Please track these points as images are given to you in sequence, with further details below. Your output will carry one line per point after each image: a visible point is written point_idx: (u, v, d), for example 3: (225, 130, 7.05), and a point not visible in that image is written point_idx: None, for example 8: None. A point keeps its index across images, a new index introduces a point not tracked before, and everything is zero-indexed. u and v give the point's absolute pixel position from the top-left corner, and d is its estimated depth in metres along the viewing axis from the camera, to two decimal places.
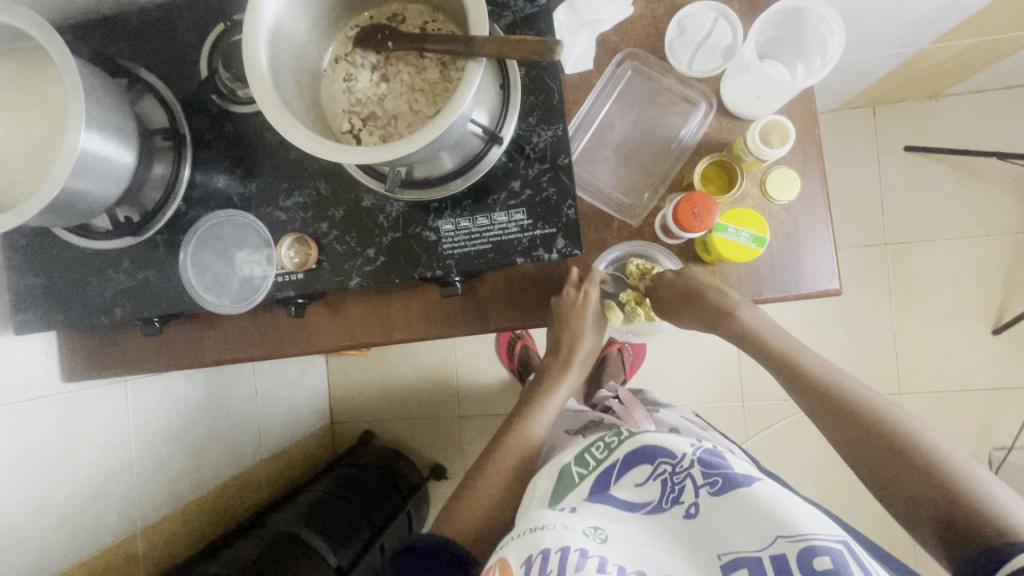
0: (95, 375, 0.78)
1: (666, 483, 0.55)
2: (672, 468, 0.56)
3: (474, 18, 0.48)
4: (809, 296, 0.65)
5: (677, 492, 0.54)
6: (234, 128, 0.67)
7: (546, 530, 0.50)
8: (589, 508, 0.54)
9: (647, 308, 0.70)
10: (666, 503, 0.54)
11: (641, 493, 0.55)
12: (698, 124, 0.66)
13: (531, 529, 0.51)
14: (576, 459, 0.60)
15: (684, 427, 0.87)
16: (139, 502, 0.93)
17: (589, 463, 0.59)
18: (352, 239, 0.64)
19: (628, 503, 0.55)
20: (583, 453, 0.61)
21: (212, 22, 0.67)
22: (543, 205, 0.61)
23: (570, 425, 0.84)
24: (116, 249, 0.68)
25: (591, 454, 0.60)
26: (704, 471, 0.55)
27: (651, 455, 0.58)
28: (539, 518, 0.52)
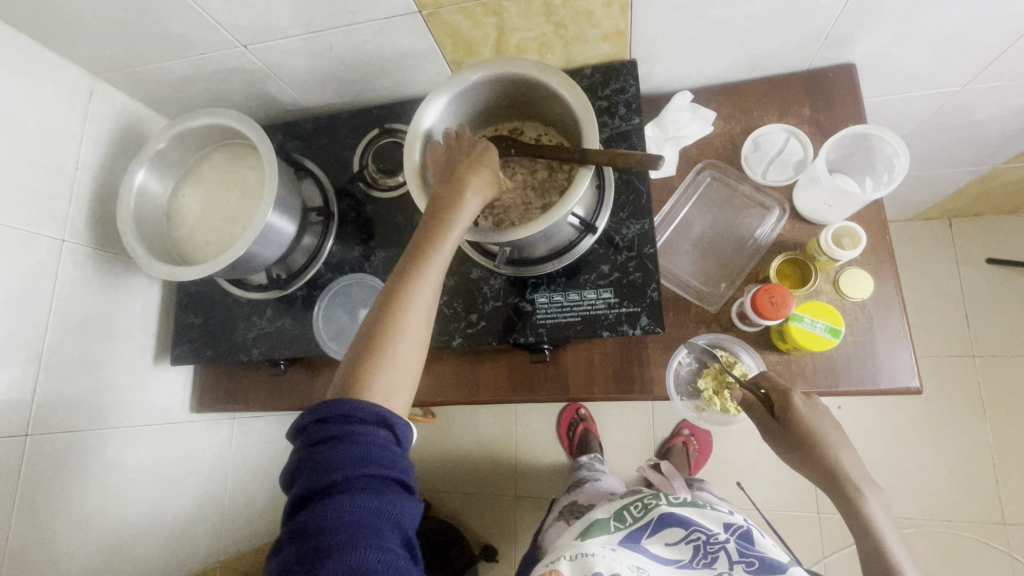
0: (220, 408, 0.90)
1: (699, 549, 0.64)
2: (706, 537, 0.65)
3: (589, 132, 0.59)
4: (888, 392, 0.67)
5: (710, 559, 0.63)
6: (372, 209, 0.82)
7: (596, 557, 0.61)
8: (626, 550, 0.64)
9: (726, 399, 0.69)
10: (697, 564, 0.63)
11: (675, 554, 0.65)
12: (772, 225, 0.74)
13: (580, 554, 0.62)
14: (615, 514, 0.72)
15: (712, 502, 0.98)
16: (222, 535, 1.00)
17: (627, 520, 0.70)
18: (458, 304, 0.74)
19: (662, 556, 0.65)
20: (622, 510, 0.72)
21: (366, 128, 0.85)
22: (629, 286, 0.69)
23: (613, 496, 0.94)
24: (263, 299, 0.82)
25: (629, 511, 0.71)
26: (740, 550, 0.62)
27: (685, 522, 0.67)
28: (587, 548, 0.63)
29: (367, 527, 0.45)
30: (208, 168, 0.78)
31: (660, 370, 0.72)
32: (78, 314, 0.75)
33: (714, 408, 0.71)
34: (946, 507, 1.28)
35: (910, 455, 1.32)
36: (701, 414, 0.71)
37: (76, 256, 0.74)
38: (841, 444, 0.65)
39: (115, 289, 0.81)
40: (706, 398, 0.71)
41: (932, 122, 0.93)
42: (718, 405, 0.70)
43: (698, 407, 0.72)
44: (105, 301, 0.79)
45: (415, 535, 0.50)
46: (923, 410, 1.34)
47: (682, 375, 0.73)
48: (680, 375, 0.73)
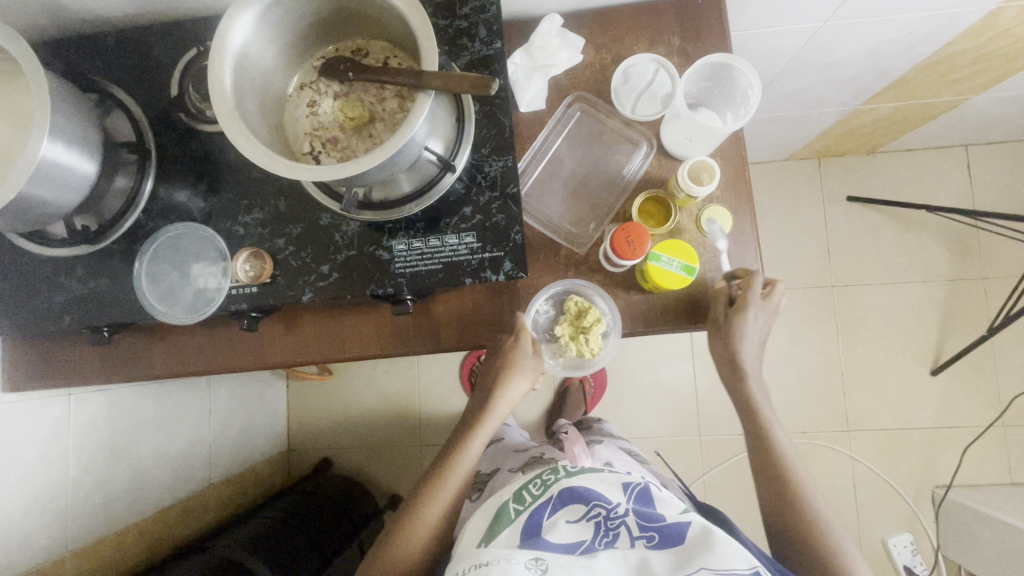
0: (38, 385, 0.77)
1: (599, 526, 0.64)
2: (606, 512, 0.65)
3: (425, 52, 0.51)
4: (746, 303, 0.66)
5: (611, 536, 0.63)
6: (200, 145, 0.69)
7: (491, 566, 0.58)
8: (528, 545, 0.62)
9: (580, 345, 0.69)
10: (598, 543, 0.63)
11: (577, 535, 0.63)
12: (640, 162, 0.72)
13: (475, 566, 0.58)
14: (513, 497, 0.69)
15: (615, 447, 0.98)
16: (69, 523, 0.90)
17: (526, 499, 0.68)
18: (307, 255, 0.66)
19: (565, 538, 0.63)
20: (520, 491, 0.69)
21: (186, 47, 0.71)
22: (492, 230, 0.64)
23: (514, 463, 0.92)
24: (70, 256, 0.69)
25: (529, 490, 0.69)
26: (639, 524, 0.64)
27: (586, 498, 0.66)
28: (484, 555, 0.59)
29: None
30: None
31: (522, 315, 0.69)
32: None
33: (569, 353, 0.70)
34: (803, 421, 1.44)
35: (776, 378, 1.46)
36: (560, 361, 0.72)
37: None
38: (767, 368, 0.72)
39: None
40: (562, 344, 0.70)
41: (800, 59, 0.94)
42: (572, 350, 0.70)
43: (556, 352, 0.72)
44: None
45: None
46: (789, 337, 1.48)
47: (540, 324, 0.72)
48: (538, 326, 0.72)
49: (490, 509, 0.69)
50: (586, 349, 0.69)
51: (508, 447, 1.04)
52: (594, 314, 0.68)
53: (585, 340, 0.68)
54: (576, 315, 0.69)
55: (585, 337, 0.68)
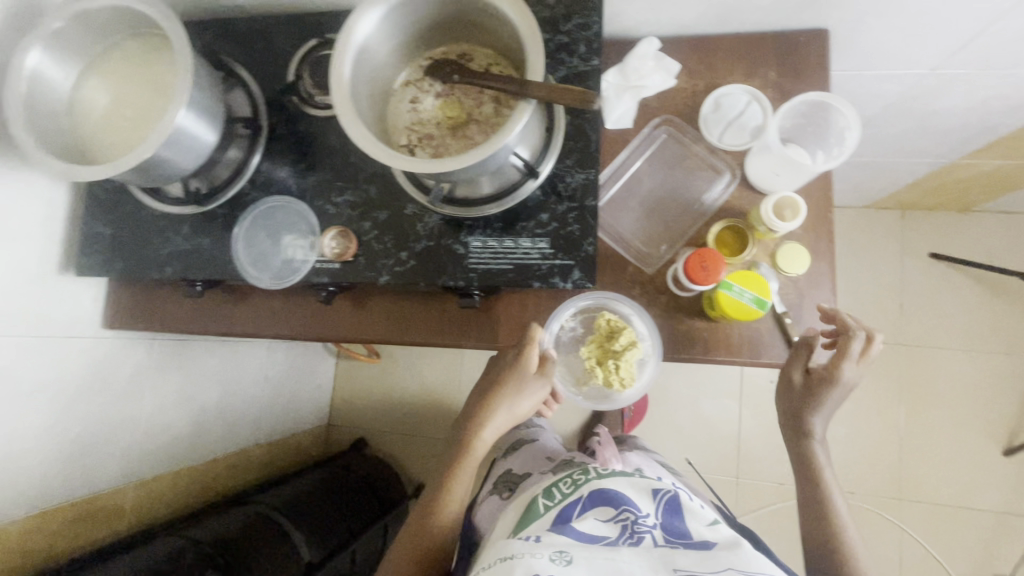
0: (134, 326, 0.85)
1: (626, 528, 0.62)
2: (634, 517, 0.63)
3: (532, 63, 0.54)
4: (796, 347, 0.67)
5: (636, 538, 0.61)
6: (305, 127, 0.75)
7: (517, 559, 0.57)
8: (551, 537, 0.61)
9: (608, 370, 0.70)
10: (622, 542, 0.61)
11: (602, 531, 0.62)
12: (721, 191, 0.72)
13: (502, 558, 0.59)
14: (544, 492, 0.71)
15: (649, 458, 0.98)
16: (134, 456, 0.97)
17: (556, 496, 0.70)
18: (389, 240, 0.70)
19: (590, 535, 0.62)
20: (552, 488, 0.72)
21: (305, 36, 0.77)
22: (566, 238, 0.66)
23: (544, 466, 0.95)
24: (180, 215, 0.76)
25: (559, 488, 0.71)
26: (665, 536, 0.61)
27: (615, 501, 0.66)
28: (510, 550, 0.60)
29: None
30: (117, 59, 0.69)
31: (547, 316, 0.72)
32: None
33: (593, 381, 0.72)
34: (852, 481, 1.37)
35: (828, 430, 1.40)
36: (583, 389, 0.74)
37: None
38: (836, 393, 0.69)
39: (11, 185, 0.73)
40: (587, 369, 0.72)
41: (900, 105, 0.91)
42: (597, 378, 0.71)
43: (581, 380, 0.74)
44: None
45: None
46: (848, 390, 1.41)
47: (564, 342, 0.74)
48: (563, 341, 0.74)
49: (521, 505, 0.73)
50: (615, 377, 0.70)
51: (541, 450, 1.06)
52: (627, 335, 0.70)
53: (614, 366, 0.70)
54: (606, 336, 0.71)
55: (614, 361, 0.69)
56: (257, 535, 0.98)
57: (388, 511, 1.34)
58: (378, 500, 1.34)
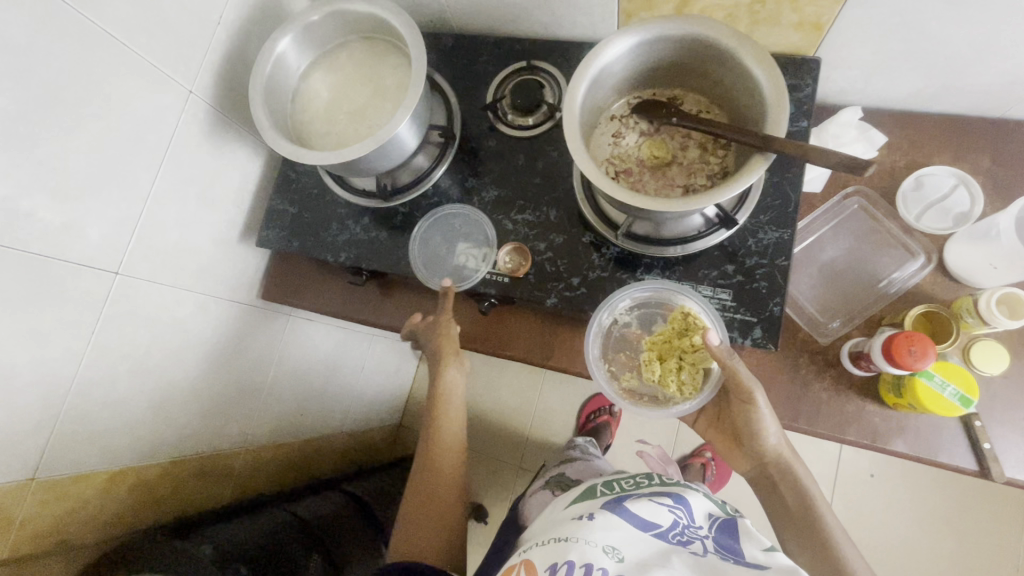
0: (288, 300, 0.89)
1: (676, 527, 0.59)
2: (687, 523, 0.60)
3: (775, 120, 0.53)
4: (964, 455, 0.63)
5: (687, 539, 0.57)
6: (494, 143, 0.78)
7: (572, 543, 0.56)
8: (604, 518, 0.60)
9: (672, 370, 0.64)
10: (672, 537, 0.58)
11: (653, 520, 0.60)
12: (912, 273, 0.69)
13: (558, 539, 0.59)
14: (605, 482, 0.72)
15: None
16: (252, 422, 1.01)
17: (615, 487, 0.70)
18: (562, 264, 0.71)
19: (641, 524, 0.59)
20: (613, 480, 0.72)
21: (507, 59, 0.80)
22: (750, 293, 0.65)
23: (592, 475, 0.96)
24: (361, 206, 0.80)
25: (620, 482, 0.71)
26: (717, 545, 0.57)
27: (671, 501, 0.62)
28: (566, 533, 0.59)
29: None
30: (344, 58, 0.75)
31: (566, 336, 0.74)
32: (185, 170, 0.74)
33: (647, 379, 0.66)
34: None
35: (931, 544, 1.27)
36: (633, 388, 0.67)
37: (196, 112, 0.73)
38: (794, 453, 0.67)
39: (223, 155, 0.80)
40: (646, 362, 0.67)
41: None
42: (652, 375, 0.65)
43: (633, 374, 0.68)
44: (211, 165, 0.78)
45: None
46: (959, 503, 1.29)
47: (612, 338, 0.70)
48: (614, 336, 0.70)
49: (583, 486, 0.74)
50: (675, 380, 0.64)
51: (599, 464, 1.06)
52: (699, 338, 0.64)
53: (677, 367, 0.64)
54: (677, 333, 0.65)
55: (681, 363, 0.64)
56: (349, 526, 0.98)
57: None
58: None
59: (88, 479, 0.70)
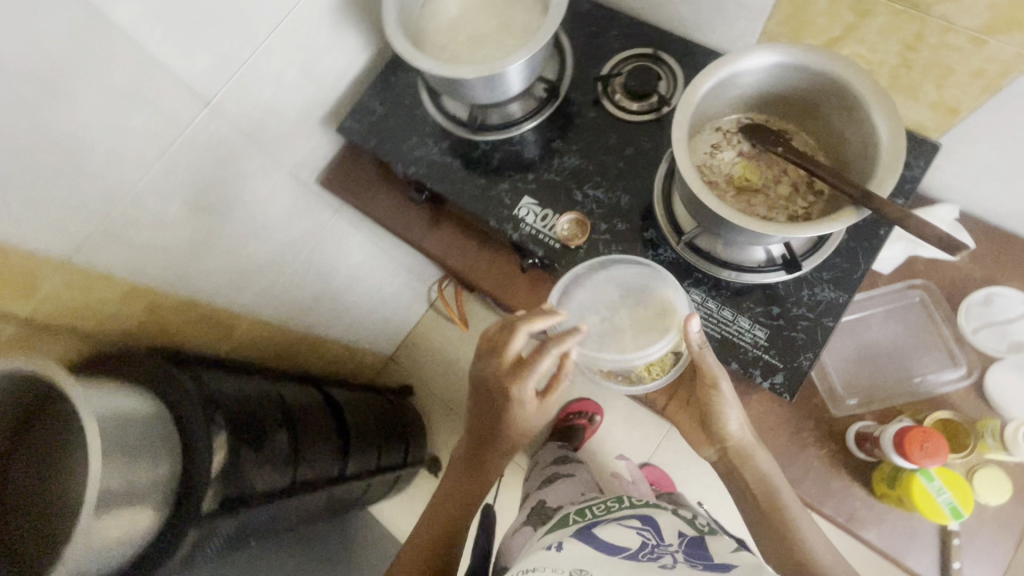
0: (344, 193, 0.92)
1: (646, 546, 0.61)
2: (655, 544, 0.62)
3: (881, 178, 0.52)
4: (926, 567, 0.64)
5: (655, 554, 0.59)
6: (593, 114, 0.78)
7: (536, 570, 0.58)
8: (572, 543, 0.63)
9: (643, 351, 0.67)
10: (642, 556, 0.59)
11: (621, 544, 0.61)
12: (947, 381, 0.68)
13: (524, 569, 0.60)
14: (576, 512, 0.76)
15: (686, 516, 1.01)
16: (268, 296, 1.04)
17: (587, 515, 0.73)
18: (615, 250, 0.72)
19: (609, 546, 0.62)
20: (585, 509, 0.76)
21: (634, 40, 0.80)
22: (785, 340, 0.64)
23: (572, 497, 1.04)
24: (447, 130, 0.81)
25: (592, 510, 0.74)
26: (686, 557, 0.58)
27: (639, 525, 0.65)
28: (532, 561, 0.61)
29: (254, 434, 0.81)
30: None
31: None
32: (299, 35, 0.76)
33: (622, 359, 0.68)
34: None
35: None
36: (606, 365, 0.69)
37: None
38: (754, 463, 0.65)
39: (336, 35, 0.81)
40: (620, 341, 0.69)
41: None
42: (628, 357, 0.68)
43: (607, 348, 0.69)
44: (323, 40, 0.80)
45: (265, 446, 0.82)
46: None
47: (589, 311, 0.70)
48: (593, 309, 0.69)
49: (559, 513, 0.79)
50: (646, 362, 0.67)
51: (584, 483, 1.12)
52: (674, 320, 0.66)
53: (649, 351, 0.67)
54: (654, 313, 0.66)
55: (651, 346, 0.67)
56: (320, 423, 1.01)
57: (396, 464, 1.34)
58: (403, 448, 1.37)
59: (112, 284, 0.73)
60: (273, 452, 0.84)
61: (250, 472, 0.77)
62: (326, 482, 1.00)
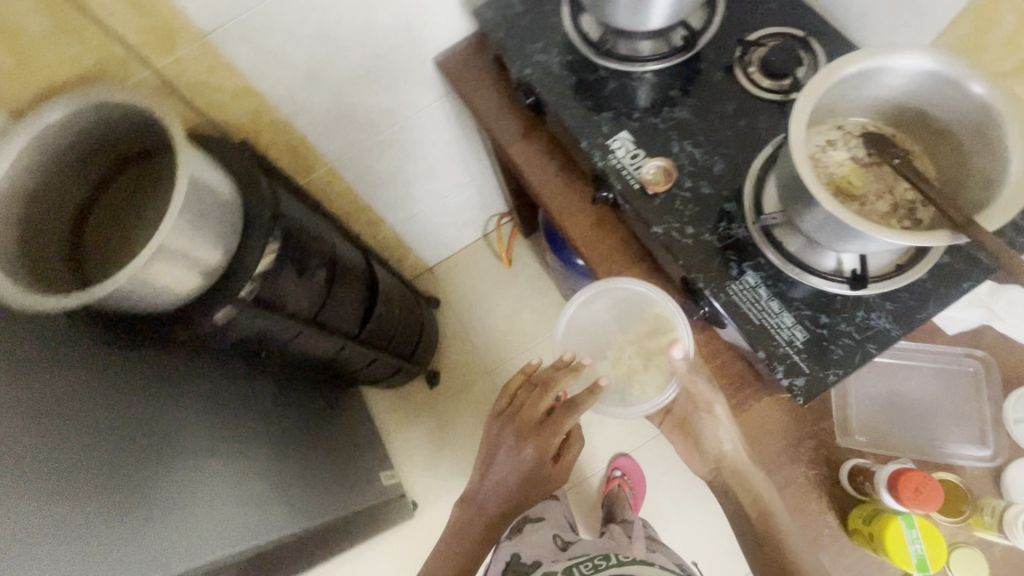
0: (457, 78, 0.95)
1: None
2: None
3: (990, 212, 0.50)
4: None
5: None
6: (719, 78, 0.77)
7: None
8: None
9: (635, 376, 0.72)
10: None
11: None
12: (968, 456, 0.66)
13: None
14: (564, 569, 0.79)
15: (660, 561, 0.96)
16: (352, 154, 1.09)
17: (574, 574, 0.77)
18: (690, 209, 0.71)
19: None
20: (573, 567, 0.79)
21: (787, 21, 0.78)
22: (821, 348, 0.63)
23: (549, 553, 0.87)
24: (573, 45, 0.82)
25: (579, 568, 0.79)
26: None
27: None
28: None
29: (298, 256, 0.86)
30: None
31: (624, 257, 0.80)
32: None
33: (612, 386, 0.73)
34: None
35: None
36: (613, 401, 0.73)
37: None
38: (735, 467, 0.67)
39: None
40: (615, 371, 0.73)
41: None
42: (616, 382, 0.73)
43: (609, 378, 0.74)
44: None
45: (304, 273, 0.88)
46: None
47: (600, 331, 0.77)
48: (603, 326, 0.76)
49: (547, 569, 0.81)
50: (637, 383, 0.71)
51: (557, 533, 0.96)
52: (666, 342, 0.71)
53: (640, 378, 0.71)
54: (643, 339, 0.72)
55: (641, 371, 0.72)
56: (354, 284, 1.07)
57: (401, 361, 1.43)
58: (410, 350, 1.46)
59: (230, 72, 0.79)
60: (307, 281, 0.89)
61: (277, 293, 0.83)
62: (335, 340, 1.06)
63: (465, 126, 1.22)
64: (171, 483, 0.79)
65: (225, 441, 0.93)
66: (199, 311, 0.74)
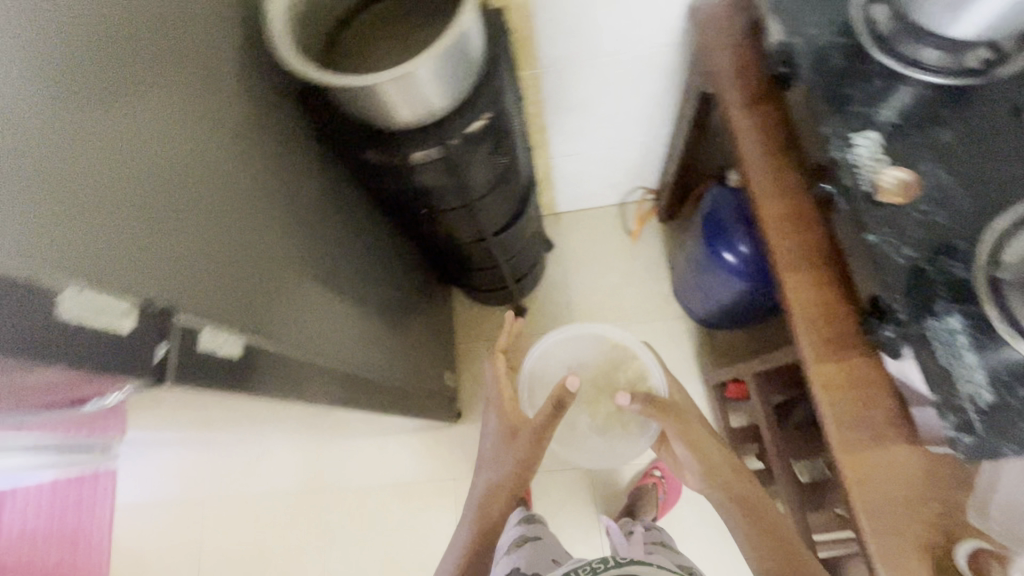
0: (710, 25, 0.94)
1: None
2: None
3: None
4: None
5: None
6: (1007, 113, 0.70)
7: None
8: None
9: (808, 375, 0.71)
10: None
11: None
12: None
13: None
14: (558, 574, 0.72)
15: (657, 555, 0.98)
16: (564, 65, 1.10)
17: None
18: (916, 232, 0.67)
19: None
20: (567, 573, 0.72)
21: None
22: (1003, 417, 0.60)
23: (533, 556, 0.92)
24: (854, 28, 0.77)
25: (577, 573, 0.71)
26: None
27: None
28: None
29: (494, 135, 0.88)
30: None
31: (818, 256, 0.77)
32: None
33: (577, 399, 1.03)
34: None
35: None
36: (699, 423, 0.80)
37: None
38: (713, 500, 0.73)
39: None
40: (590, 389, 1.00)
41: None
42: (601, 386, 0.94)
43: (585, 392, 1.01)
44: None
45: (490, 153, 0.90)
46: None
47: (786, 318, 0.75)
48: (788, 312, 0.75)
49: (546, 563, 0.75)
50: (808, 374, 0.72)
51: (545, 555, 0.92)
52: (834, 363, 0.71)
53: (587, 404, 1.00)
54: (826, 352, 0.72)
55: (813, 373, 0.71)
56: (513, 189, 1.10)
57: (503, 280, 1.46)
58: (512, 278, 1.49)
59: None
60: (487, 162, 0.92)
61: (461, 157, 0.85)
62: (470, 226, 1.12)
63: (673, 80, 1.20)
64: (281, 262, 0.71)
65: (333, 259, 0.88)
66: (406, 149, 0.81)
